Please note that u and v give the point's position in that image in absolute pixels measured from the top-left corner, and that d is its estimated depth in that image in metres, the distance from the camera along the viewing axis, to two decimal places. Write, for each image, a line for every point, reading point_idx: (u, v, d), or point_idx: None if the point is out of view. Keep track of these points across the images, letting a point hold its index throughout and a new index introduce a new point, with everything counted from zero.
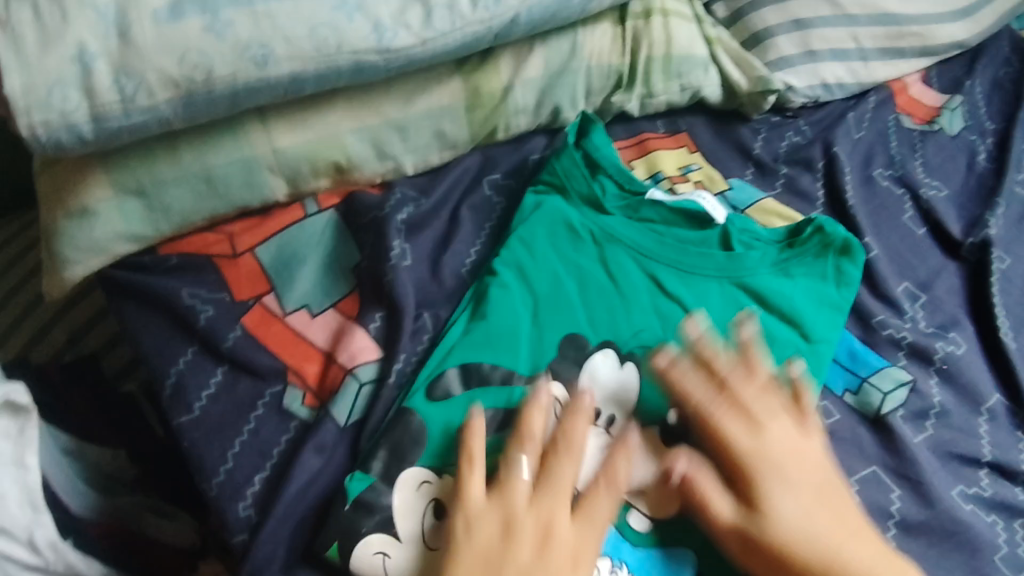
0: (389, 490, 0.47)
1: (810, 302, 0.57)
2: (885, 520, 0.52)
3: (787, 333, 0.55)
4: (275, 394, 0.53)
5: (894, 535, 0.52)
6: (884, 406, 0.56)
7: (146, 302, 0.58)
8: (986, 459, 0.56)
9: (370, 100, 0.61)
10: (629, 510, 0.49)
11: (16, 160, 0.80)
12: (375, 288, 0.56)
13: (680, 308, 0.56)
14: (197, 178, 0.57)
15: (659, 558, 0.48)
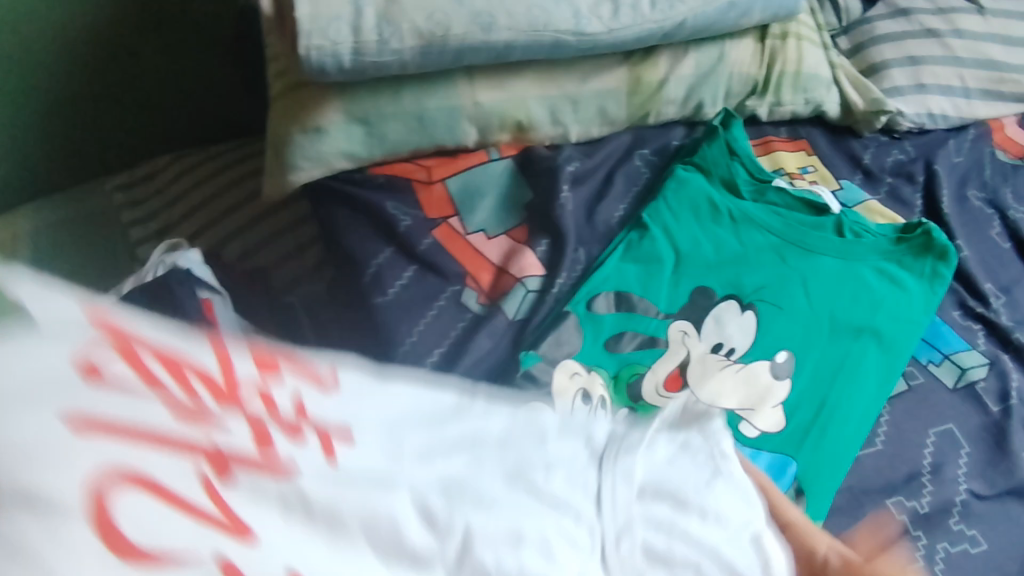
0: (550, 371, 0.58)
1: (918, 305, 0.68)
2: (873, 436, 0.62)
3: (884, 290, 0.68)
4: (454, 292, 0.65)
5: (879, 447, 0.62)
6: (976, 376, 0.67)
7: (354, 209, 0.70)
8: (995, 409, 0.66)
9: (555, 75, 0.73)
10: (741, 420, 0.59)
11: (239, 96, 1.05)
12: (544, 221, 0.69)
13: (800, 269, 0.67)
14: (412, 116, 0.70)
15: (768, 457, 0.58)
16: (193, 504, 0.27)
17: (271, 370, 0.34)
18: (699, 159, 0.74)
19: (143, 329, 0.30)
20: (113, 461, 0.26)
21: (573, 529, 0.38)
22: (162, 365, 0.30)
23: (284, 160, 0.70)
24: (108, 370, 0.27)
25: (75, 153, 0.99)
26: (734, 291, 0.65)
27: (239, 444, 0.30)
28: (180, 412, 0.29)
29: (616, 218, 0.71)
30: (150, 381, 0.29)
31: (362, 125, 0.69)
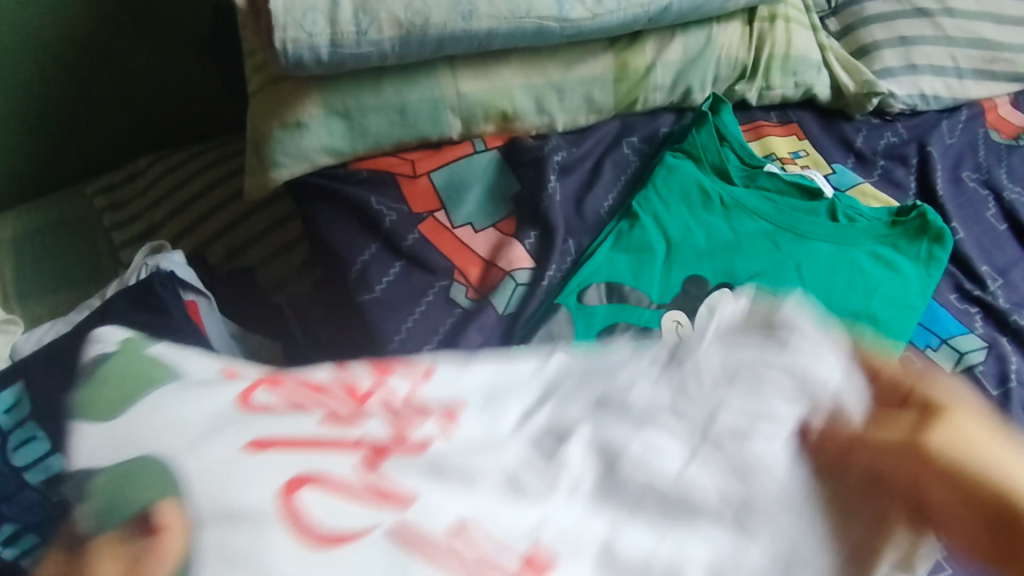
0: None
1: (915, 290, 0.67)
2: None
3: (880, 274, 0.66)
4: (441, 288, 0.63)
5: None
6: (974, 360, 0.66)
7: (337, 205, 0.68)
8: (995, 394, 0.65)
9: (539, 63, 0.72)
10: None
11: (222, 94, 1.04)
12: (532, 213, 0.67)
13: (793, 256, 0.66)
14: (394, 109, 0.68)
15: None
16: (380, 454, 0.36)
17: (383, 374, 0.42)
18: (687, 147, 0.73)
19: (276, 371, 0.41)
20: (302, 467, 0.34)
21: (659, 441, 0.39)
22: (302, 397, 0.39)
23: (264, 157, 0.68)
24: (261, 400, 0.39)
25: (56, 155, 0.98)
26: (728, 279, 0.64)
27: (395, 421, 0.38)
28: (331, 412, 0.38)
29: (606, 208, 0.70)
30: (296, 402, 0.39)
31: (343, 119, 0.68)
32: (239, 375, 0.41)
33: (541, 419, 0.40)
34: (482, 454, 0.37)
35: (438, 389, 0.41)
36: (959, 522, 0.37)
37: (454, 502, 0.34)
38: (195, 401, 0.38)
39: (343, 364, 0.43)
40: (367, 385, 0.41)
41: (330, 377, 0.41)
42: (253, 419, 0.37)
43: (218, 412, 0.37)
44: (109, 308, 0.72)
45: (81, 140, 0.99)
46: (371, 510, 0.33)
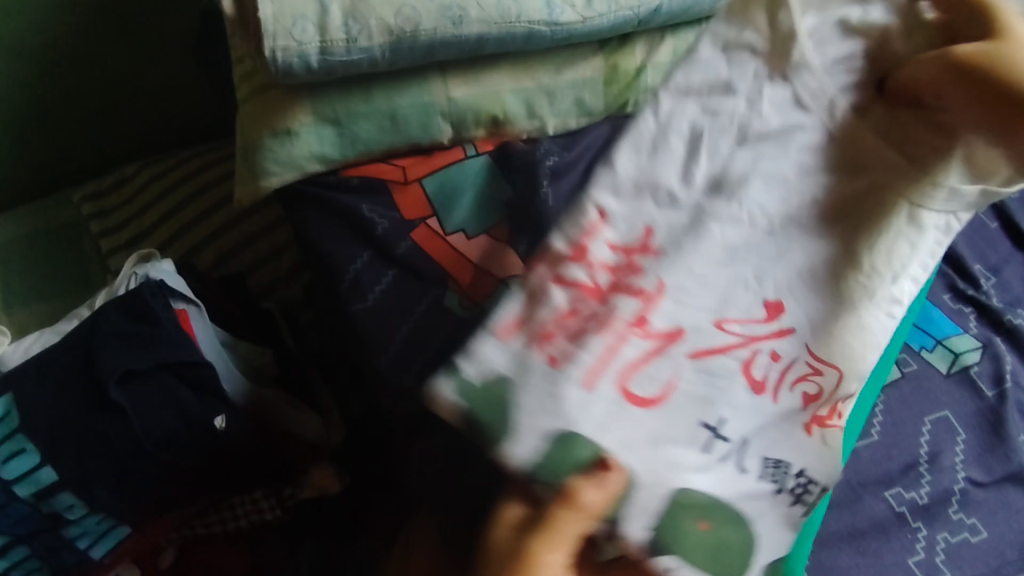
0: None
1: None
2: None
3: None
4: (435, 296, 0.63)
5: None
6: None
7: (329, 213, 0.68)
8: None
9: (530, 66, 0.71)
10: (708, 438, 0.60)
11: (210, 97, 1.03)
12: (525, 219, 0.67)
13: None
14: (384, 115, 0.68)
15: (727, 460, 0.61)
16: (647, 330, 0.60)
17: (591, 251, 0.63)
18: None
19: (541, 328, 0.58)
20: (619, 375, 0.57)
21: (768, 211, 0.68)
22: (578, 326, 0.59)
23: (255, 165, 0.68)
24: (562, 354, 0.57)
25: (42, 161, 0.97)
26: None
27: (630, 291, 0.62)
28: (594, 317, 0.60)
29: None
30: (573, 332, 0.58)
31: (334, 126, 0.68)
32: (520, 312, 0.59)
33: (719, 232, 0.66)
34: (706, 296, 0.64)
35: (613, 234, 0.65)
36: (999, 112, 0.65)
37: (700, 310, 0.63)
38: (547, 394, 0.54)
39: (566, 272, 0.61)
40: (587, 269, 0.62)
41: (570, 281, 0.61)
42: (578, 375, 0.56)
43: (568, 381, 0.55)
44: (98, 319, 0.71)
45: (64, 147, 0.98)
46: (668, 356, 0.60)
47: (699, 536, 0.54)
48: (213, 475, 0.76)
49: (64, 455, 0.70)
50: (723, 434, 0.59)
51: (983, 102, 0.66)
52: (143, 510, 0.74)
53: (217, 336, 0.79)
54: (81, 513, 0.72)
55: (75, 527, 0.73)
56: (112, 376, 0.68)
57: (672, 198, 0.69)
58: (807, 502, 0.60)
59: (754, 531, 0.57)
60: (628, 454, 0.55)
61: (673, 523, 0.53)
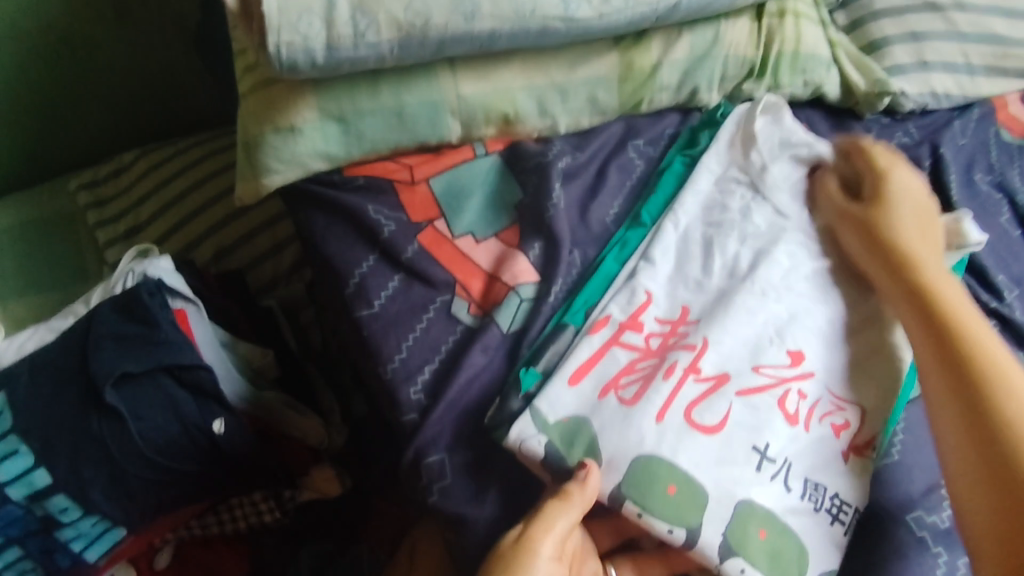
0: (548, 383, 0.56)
1: None
2: (889, 447, 0.61)
3: None
4: (443, 302, 0.61)
5: (893, 458, 0.61)
6: None
7: (333, 213, 0.66)
8: None
9: (542, 63, 0.69)
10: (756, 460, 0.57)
11: (208, 83, 1.00)
12: (536, 222, 0.64)
13: None
14: (391, 113, 0.66)
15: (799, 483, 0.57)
16: (699, 373, 0.57)
17: (629, 318, 0.59)
18: (696, 154, 0.72)
19: (611, 375, 0.56)
20: (682, 402, 0.55)
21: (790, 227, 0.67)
22: (643, 373, 0.57)
23: (256, 163, 0.65)
24: (633, 394, 0.55)
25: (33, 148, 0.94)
26: None
27: (673, 341, 0.59)
28: (654, 369, 0.57)
29: (609, 216, 0.67)
30: (642, 380, 0.56)
31: (339, 123, 0.65)
32: (592, 355, 0.57)
33: (746, 302, 0.60)
34: (736, 343, 0.59)
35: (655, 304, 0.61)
36: (886, 254, 0.63)
37: (738, 349, 0.59)
38: (620, 428, 0.54)
39: (623, 339, 0.58)
40: (627, 335, 0.59)
41: (631, 345, 0.58)
42: (648, 411, 0.54)
43: (641, 423, 0.54)
44: (94, 319, 0.69)
45: (59, 135, 0.95)
46: (721, 394, 0.56)
47: (759, 545, 0.53)
48: (212, 480, 0.73)
49: (58, 458, 0.68)
50: (770, 455, 0.55)
51: (881, 252, 0.64)
52: (141, 514, 0.72)
53: (216, 335, 0.76)
54: (75, 517, 0.70)
55: (68, 530, 0.71)
56: (108, 379, 0.66)
57: (697, 281, 0.62)
58: (842, 519, 0.56)
59: (803, 542, 0.54)
60: (698, 477, 0.53)
61: (741, 528, 0.53)
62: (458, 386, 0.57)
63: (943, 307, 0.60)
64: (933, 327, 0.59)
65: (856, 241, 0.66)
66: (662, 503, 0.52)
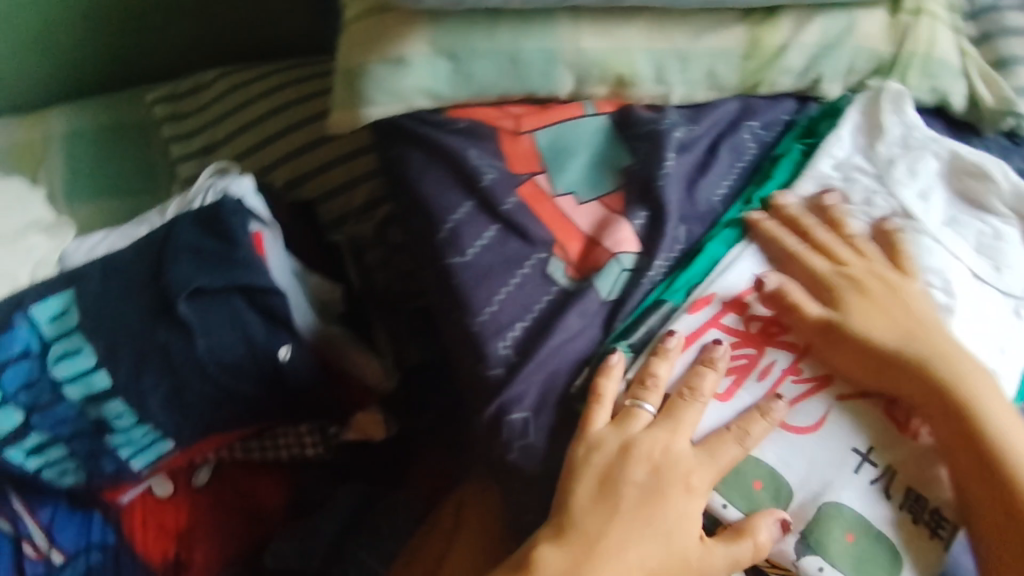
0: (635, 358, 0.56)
1: None
2: None
3: None
4: (539, 260, 0.59)
5: None
6: None
7: (433, 154, 0.63)
8: None
9: (668, 27, 0.66)
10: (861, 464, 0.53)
11: (304, 11, 0.98)
12: (643, 192, 0.62)
13: None
14: (505, 56, 0.63)
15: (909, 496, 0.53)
16: (799, 374, 0.55)
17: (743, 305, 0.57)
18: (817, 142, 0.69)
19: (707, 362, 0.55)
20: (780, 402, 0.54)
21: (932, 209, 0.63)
22: (738, 364, 0.55)
23: (360, 90, 0.63)
24: (727, 389, 0.54)
25: (126, 51, 0.94)
26: None
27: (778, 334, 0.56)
28: (752, 364, 0.55)
29: (716, 197, 0.65)
30: (737, 372, 0.55)
31: (450, 61, 0.63)
32: (689, 335, 0.56)
33: None
34: None
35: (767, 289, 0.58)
36: (904, 380, 0.53)
37: None
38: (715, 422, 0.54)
39: (721, 321, 0.57)
40: (731, 321, 0.57)
41: (728, 328, 0.56)
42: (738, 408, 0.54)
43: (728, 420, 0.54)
44: (173, 230, 0.68)
45: (145, 40, 0.93)
46: (820, 395, 0.55)
47: (844, 548, 0.51)
48: (270, 407, 0.72)
49: (123, 361, 0.67)
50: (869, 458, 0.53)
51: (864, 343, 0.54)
52: (193, 430, 0.71)
53: (290, 264, 0.74)
54: (127, 426, 0.70)
55: (118, 437, 0.71)
56: (183, 291, 0.65)
57: None
58: (939, 536, 0.52)
59: (896, 546, 0.51)
60: (785, 472, 0.53)
61: (823, 528, 0.51)
62: (548, 348, 0.55)
63: (980, 412, 0.51)
64: (977, 449, 0.50)
65: (840, 340, 0.54)
66: (740, 490, 0.52)
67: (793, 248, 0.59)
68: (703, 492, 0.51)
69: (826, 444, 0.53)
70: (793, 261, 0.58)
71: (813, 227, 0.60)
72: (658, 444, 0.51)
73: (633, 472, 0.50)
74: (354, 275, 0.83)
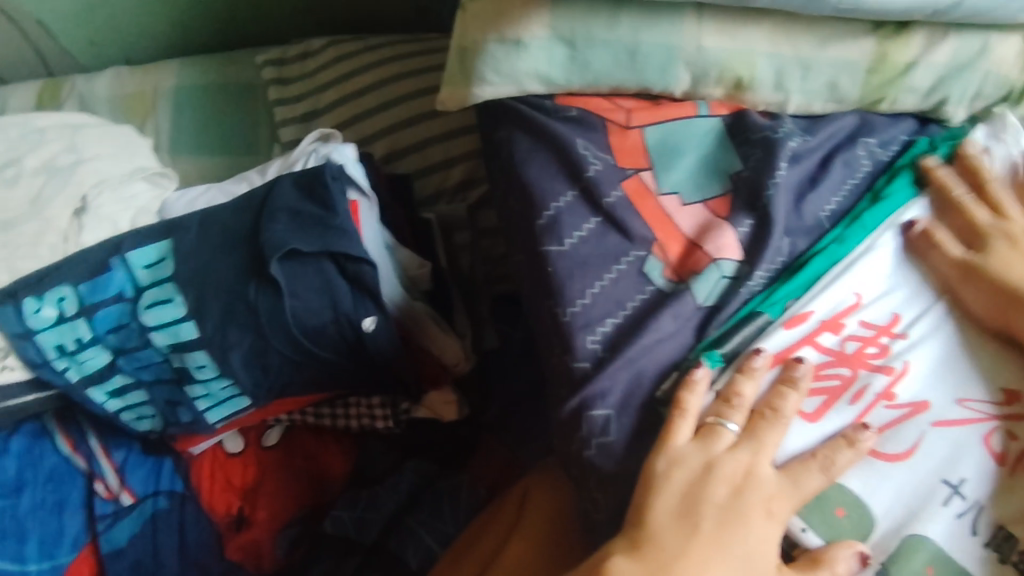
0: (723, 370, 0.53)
1: None
2: None
3: None
4: (637, 258, 0.57)
5: None
6: None
7: (539, 139, 0.63)
8: None
9: (794, 33, 0.63)
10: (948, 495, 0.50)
11: None
12: (750, 198, 0.60)
13: None
14: (624, 48, 0.62)
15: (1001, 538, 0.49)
16: (892, 400, 0.53)
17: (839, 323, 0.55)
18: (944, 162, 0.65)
19: None
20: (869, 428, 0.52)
21: None
22: (828, 384, 0.53)
23: (473, 69, 0.63)
24: (815, 409, 0.52)
25: (241, 15, 0.96)
26: None
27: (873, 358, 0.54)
28: (846, 385, 0.53)
29: (827, 212, 0.62)
30: (827, 393, 0.53)
31: (567, 47, 0.62)
32: (783, 349, 0.54)
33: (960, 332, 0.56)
34: (944, 372, 0.54)
35: (865, 310, 0.56)
36: None
37: (943, 378, 0.54)
38: (802, 443, 0.51)
39: (817, 339, 0.55)
40: (827, 339, 0.55)
41: (825, 348, 0.54)
42: (830, 429, 0.52)
43: (817, 441, 0.51)
44: (274, 190, 0.69)
45: (263, 5, 0.96)
46: (914, 421, 0.52)
47: None
48: (347, 373, 0.73)
49: (210, 314, 0.68)
50: (958, 489, 0.50)
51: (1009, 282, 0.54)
52: (269, 389, 0.72)
53: (381, 235, 0.74)
54: (209, 377, 0.71)
55: (198, 388, 0.72)
56: (276, 253, 0.65)
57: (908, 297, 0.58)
58: None
59: None
60: (871, 502, 0.50)
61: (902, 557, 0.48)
62: (638, 347, 0.53)
63: None
64: None
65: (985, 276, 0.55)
66: (821, 516, 0.49)
67: (961, 194, 0.60)
68: (785, 518, 0.47)
69: (912, 474, 0.50)
70: (956, 210, 0.60)
71: (993, 180, 0.61)
72: (741, 464, 0.48)
73: (714, 486, 0.47)
74: (442, 254, 0.83)
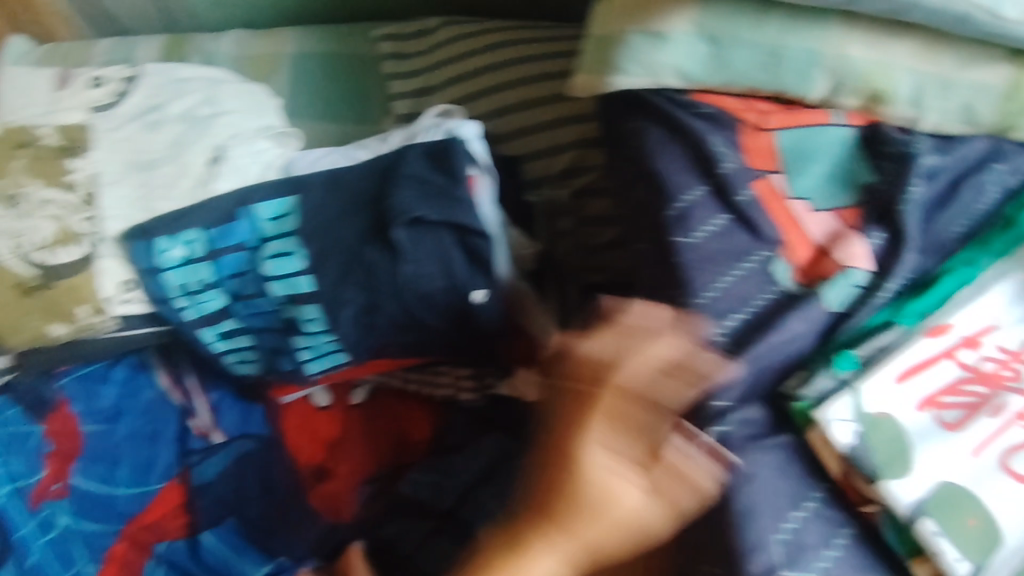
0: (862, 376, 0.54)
1: None
2: None
3: None
4: (763, 258, 0.58)
5: None
6: None
7: (673, 133, 0.63)
8: None
9: (937, 51, 0.63)
10: None
11: None
12: (883, 211, 0.60)
13: None
14: (766, 49, 0.63)
15: None
16: None
17: (976, 342, 0.56)
18: None
19: (935, 390, 0.54)
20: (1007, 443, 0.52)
21: None
22: (967, 399, 0.54)
23: (613, 58, 0.65)
24: (955, 419, 0.53)
25: None
26: None
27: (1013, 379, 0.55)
28: (984, 400, 0.54)
29: (956, 233, 0.62)
30: (966, 407, 0.53)
31: (710, 44, 0.63)
32: (921, 359, 0.55)
33: None
34: None
35: (1004, 335, 0.57)
36: None
37: None
38: (943, 450, 0.52)
39: (958, 354, 0.55)
40: (965, 355, 0.55)
41: (965, 364, 0.55)
42: (968, 442, 0.52)
43: (954, 449, 0.52)
44: (403, 157, 0.72)
45: None
46: None
47: None
48: (451, 341, 0.75)
49: (329, 271, 0.71)
50: None
51: None
52: (373, 349, 0.75)
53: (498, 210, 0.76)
54: (317, 330, 0.73)
55: (304, 339, 0.74)
56: (401, 218, 0.68)
57: None
58: None
59: None
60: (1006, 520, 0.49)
61: None
62: (764, 345, 0.55)
63: None
64: None
65: None
66: (958, 530, 0.49)
67: None
68: None
69: None
70: None
71: None
72: None
73: None
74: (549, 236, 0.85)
